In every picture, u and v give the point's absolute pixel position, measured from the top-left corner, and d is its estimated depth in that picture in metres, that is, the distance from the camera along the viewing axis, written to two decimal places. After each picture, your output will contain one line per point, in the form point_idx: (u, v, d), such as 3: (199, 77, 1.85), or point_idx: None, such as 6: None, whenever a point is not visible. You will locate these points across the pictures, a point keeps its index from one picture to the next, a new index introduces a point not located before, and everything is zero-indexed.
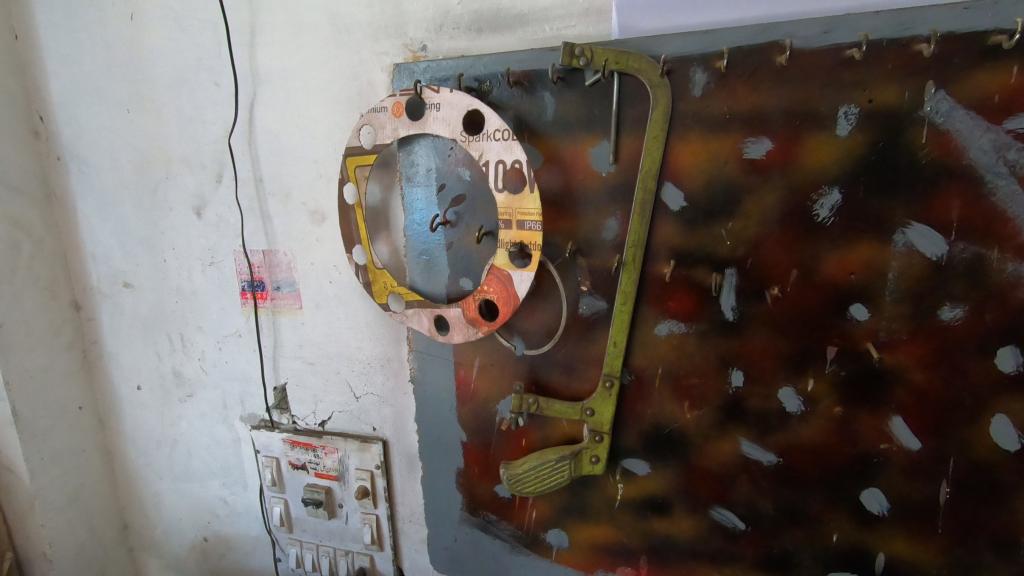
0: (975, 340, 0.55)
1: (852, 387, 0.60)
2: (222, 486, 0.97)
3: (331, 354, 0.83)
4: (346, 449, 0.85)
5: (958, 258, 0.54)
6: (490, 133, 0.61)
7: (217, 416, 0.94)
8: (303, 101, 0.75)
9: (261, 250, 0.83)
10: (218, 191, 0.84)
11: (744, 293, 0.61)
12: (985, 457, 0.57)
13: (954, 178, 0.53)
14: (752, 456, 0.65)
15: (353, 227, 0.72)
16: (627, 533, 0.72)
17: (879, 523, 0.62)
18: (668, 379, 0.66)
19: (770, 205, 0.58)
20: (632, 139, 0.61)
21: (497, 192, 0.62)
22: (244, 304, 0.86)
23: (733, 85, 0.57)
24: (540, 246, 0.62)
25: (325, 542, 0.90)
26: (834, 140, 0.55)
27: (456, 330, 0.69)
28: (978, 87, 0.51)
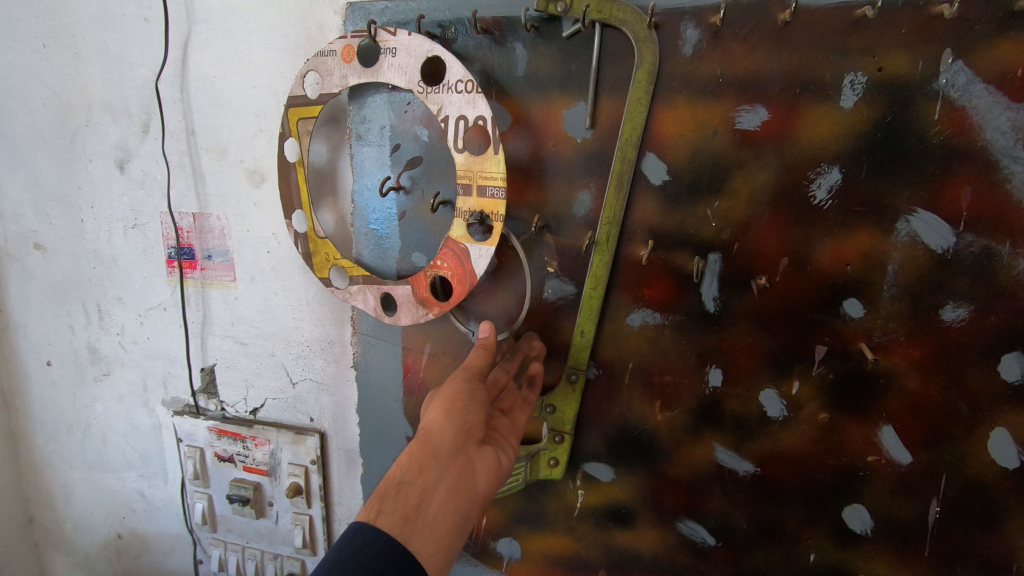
0: (978, 345, 0.50)
1: (840, 392, 0.54)
2: (140, 477, 0.87)
3: (266, 334, 0.74)
4: (279, 441, 0.76)
5: (965, 252, 0.48)
6: (452, 84, 0.53)
7: (136, 400, 0.84)
8: (242, 43, 0.66)
9: (191, 213, 0.73)
10: (144, 144, 0.74)
11: (728, 282, 0.54)
12: (980, 474, 0.52)
13: (966, 161, 0.47)
14: (726, 465, 0.58)
15: (293, 189, 0.63)
16: (584, 545, 0.65)
17: (861, 543, 0.56)
18: (638, 376, 0.59)
19: (762, 184, 0.52)
20: (611, 102, 0.54)
21: (457, 152, 0.54)
22: (170, 274, 0.77)
23: (728, 45, 0.50)
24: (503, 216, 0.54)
25: (252, 544, 0.81)
26: (837, 113, 0.49)
27: (404, 310, 0.61)
28: (1001, 59, 0.45)
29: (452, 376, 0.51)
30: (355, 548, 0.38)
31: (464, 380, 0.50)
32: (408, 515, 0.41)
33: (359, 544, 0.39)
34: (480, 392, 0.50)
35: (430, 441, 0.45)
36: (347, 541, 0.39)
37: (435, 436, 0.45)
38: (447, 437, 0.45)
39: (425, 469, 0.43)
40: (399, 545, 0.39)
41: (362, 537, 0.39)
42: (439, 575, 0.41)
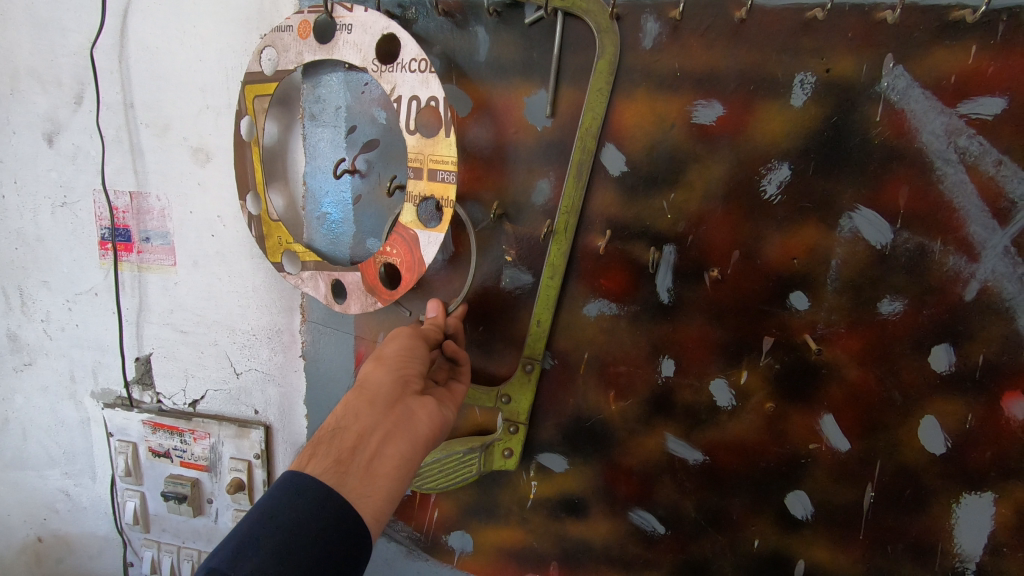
0: (911, 337, 0.52)
1: (786, 382, 0.56)
2: (65, 475, 0.81)
3: (208, 322, 0.70)
4: (220, 435, 0.72)
5: (902, 248, 0.51)
6: (405, 63, 0.52)
7: (62, 391, 0.78)
8: (189, 14, 0.62)
9: (128, 191, 0.69)
10: (77, 116, 0.69)
11: (682, 274, 0.55)
12: (911, 460, 0.54)
13: (903, 161, 0.50)
14: (677, 454, 0.59)
15: (247, 169, 0.60)
16: (537, 536, 0.65)
17: (802, 528, 0.58)
18: (593, 366, 0.59)
19: (716, 178, 0.53)
20: (572, 91, 0.54)
21: (409, 134, 0.53)
22: (103, 257, 0.72)
23: (686, 40, 0.51)
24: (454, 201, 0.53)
25: (189, 544, 0.77)
26: (787, 111, 0.51)
27: (353, 298, 0.58)
28: (937, 66, 0.48)
29: (392, 334, 0.51)
30: (291, 494, 0.39)
31: (405, 338, 0.50)
32: (342, 459, 0.42)
33: (297, 491, 0.39)
34: (419, 347, 0.50)
35: (367, 390, 0.45)
36: (284, 486, 0.40)
37: (371, 385, 0.46)
38: (383, 386, 0.46)
39: (360, 415, 0.44)
40: (335, 490, 0.40)
41: (299, 482, 0.40)
42: (380, 516, 0.42)
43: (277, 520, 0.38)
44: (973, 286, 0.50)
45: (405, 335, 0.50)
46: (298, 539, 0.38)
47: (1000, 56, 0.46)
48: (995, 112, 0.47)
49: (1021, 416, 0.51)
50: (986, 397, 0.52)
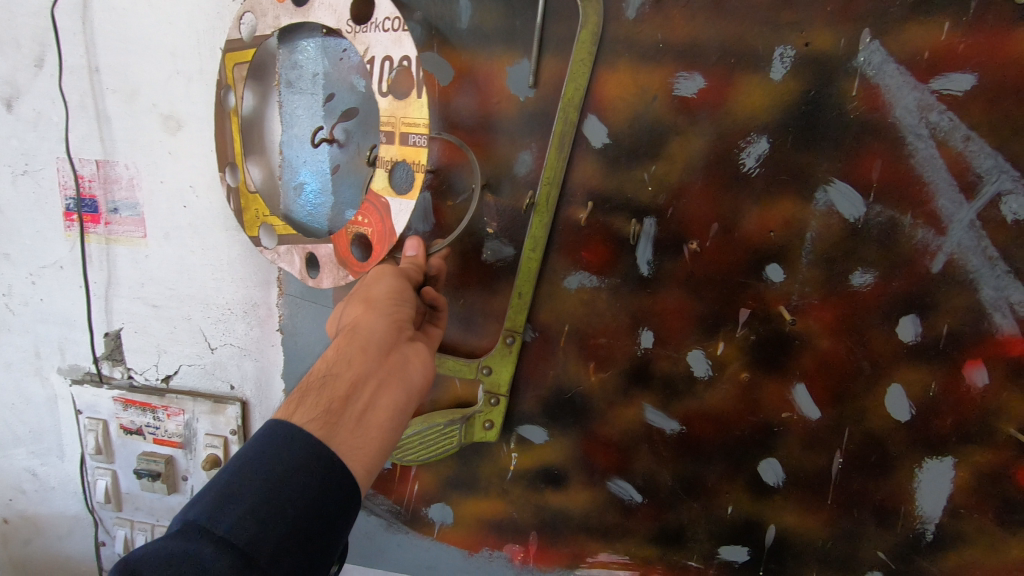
0: (881, 308, 0.54)
1: (761, 352, 0.57)
2: (31, 455, 0.78)
3: (181, 296, 0.68)
4: (195, 411, 0.71)
5: (874, 221, 0.52)
6: (379, 22, 0.50)
7: (26, 368, 0.75)
8: None
9: (95, 160, 0.66)
10: (37, 80, 0.66)
11: (662, 246, 0.56)
12: (878, 426, 0.56)
13: (878, 136, 0.51)
14: (655, 424, 0.60)
15: (226, 139, 0.59)
16: (517, 507, 0.66)
17: (773, 494, 0.60)
18: (574, 338, 0.60)
19: (696, 151, 0.53)
20: (555, 61, 0.54)
21: (381, 96, 0.52)
22: (69, 228, 0.69)
23: (669, 12, 0.51)
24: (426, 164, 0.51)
25: (163, 522, 0.75)
26: (767, 84, 0.51)
27: (325, 272, 0.57)
28: (910, 42, 0.49)
29: (381, 270, 0.50)
30: (277, 446, 0.39)
31: (392, 278, 0.49)
32: (335, 406, 0.42)
33: (283, 442, 0.39)
34: (411, 289, 0.50)
35: (361, 336, 0.46)
36: (268, 437, 0.40)
37: (365, 331, 0.46)
38: (378, 333, 0.46)
39: (353, 362, 0.44)
40: (325, 443, 0.40)
41: (285, 434, 0.40)
42: (373, 462, 0.44)
43: (262, 471, 0.38)
44: (940, 258, 0.52)
45: (394, 274, 0.49)
46: (280, 494, 0.38)
47: (971, 34, 0.48)
48: (965, 89, 0.49)
49: (982, 383, 0.53)
50: (950, 365, 0.54)
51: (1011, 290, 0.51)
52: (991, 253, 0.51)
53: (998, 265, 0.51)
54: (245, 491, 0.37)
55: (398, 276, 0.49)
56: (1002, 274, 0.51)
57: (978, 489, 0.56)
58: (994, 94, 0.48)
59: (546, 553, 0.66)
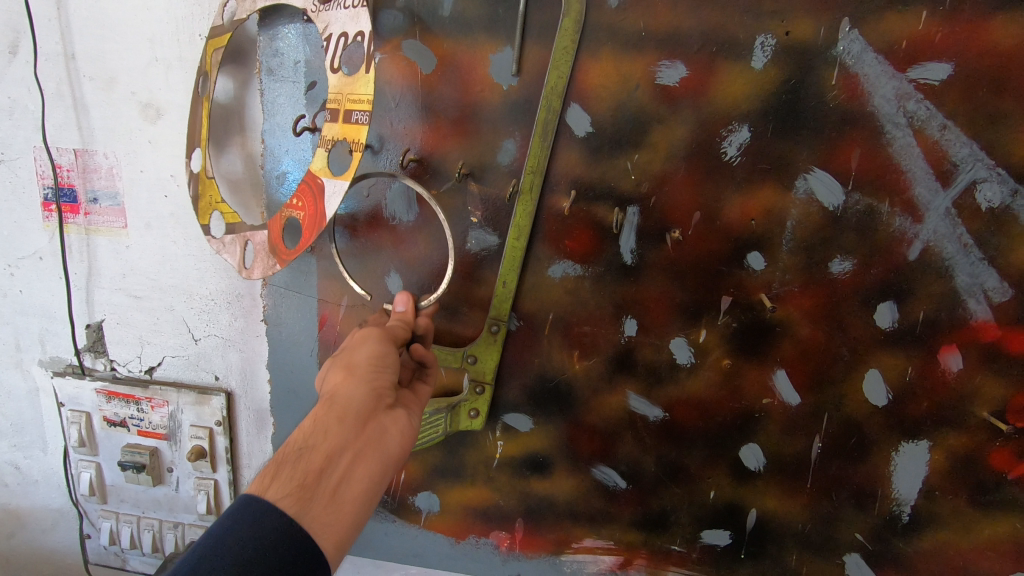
0: (859, 295, 0.55)
1: (742, 340, 0.58)
2: (13, 448, 0.78)
3: (163, 287, 0.68)
4: (179, 402, 0.70)
5: (852, 209, 0.53)
6: (342, 0, 0.50)
7: (7, 360, 0.74)
8: None
9: (73, 149, 0.65)
10: (12, 67, 0.64)
11: (645, 235, 0.56)
12: (856, 411, 0.58)
13: (857, 125, 0.51)
14: (638, 411, 0.61)
15: (195, 124, 0.58)
16: (502, 495, 0.66)
17: (754, 479, 0.61)
18: (558, 327, 0.60)
19: (678, 139, 0.54)
20: (538, 49, 0.54)
21: (332, 73, 0.50)
22: (47, 219, 0.68)
23: (652, 0, 0.51)
24: (364, 145, 0.48)
25: (149, 514, 0.75)
26: (748, 73, 0.52)
27: (257, 262, 0.55)
28: (889, 31, 0.49)
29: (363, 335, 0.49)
30: (251, 523, 0.37)
31: (375, 342, 0.48)
32: (307, 483, 0.40)
33: (256, 516, 0.38)
34: (394, 351, 0.49)
35: (338, 404, 0.44)
36: (239, 514, 0.38)
37: (343, 398, 0.45)
38: (357, 400, 0.45)
39: (329, 433, 0.42)
40: (297, 519, 0.38)
41: (257, 508, 0.38)
42: (346, 545, 0.40)
43: (233, 552, 0.36)
44: (916, 246, 0.53)
45: (376, 338, 0.49)
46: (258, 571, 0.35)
47: (948, 23, 0.48)
48: (942, 78, 0.49)
49: (956, 367, 0.55)
50: (926, 351, 0.55)
51: (984, 276, 0.53)
52: (965, 240, 0.52)
53: (972, 252, 0.52)
54: (214, 571, 0.35)
55: (381, 340, 0.49)
56: (976, 260, 0.52)
57: (952, 471, 0.57)
58: (969, 83, 0.49)
59: (532, 539, 0.67)
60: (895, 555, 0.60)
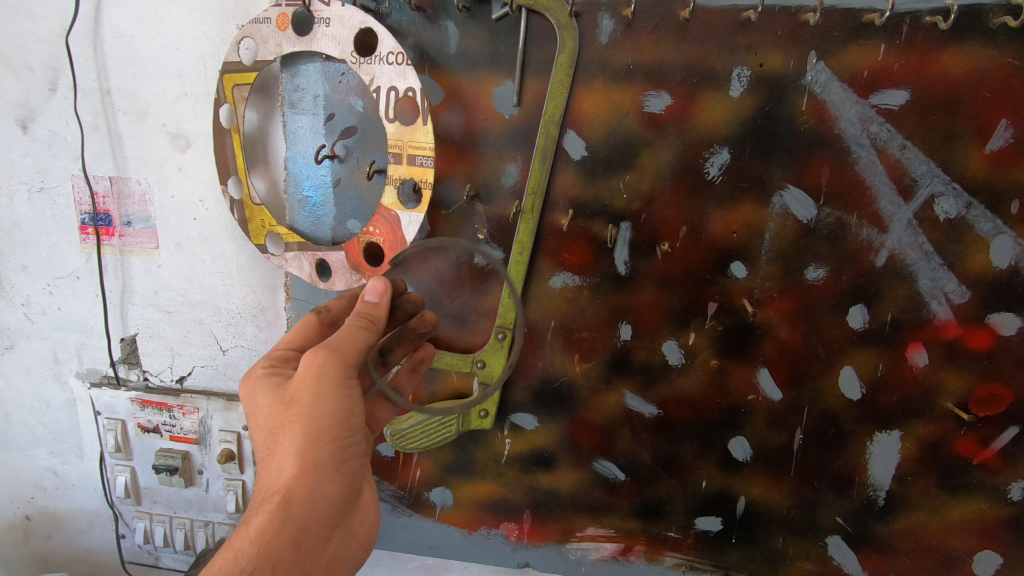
0: (833, 299, 0.60)
1: (728, 341, 0.63)
2: (51, 454, 0.83)
3: (193, 302, 0.73)
4: (209, 409, 0.76)
5: (824, 222, 0.59)
6: (383, 56, 0.58)
7: (45, 373, 0.80)
8: (163, 2, 0.64)
9: (108, 177, 0.71)
10: (51, 102, 0.70)
11: (637, 248, 0.62)
12: (833, 405, 0.63)
13: (825, 146, 0.57)
14: (634, 409, 0.67)
15: (227, 154, 0.64)
16: (511, 488, 0.72)
17: (742, 469, 0.67)
18: (559, 333, 0.66)
19: (665, 161, 0.59)
20: (536, 82, 0.59)
21: (388, 121, 0.60)
22: (84, 241, 0.73)
23: (638, 36, 0.57)
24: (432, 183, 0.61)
25: (180, 514, 0.81)
26: (727, 101, 0.57)
27: (339, 276, 0.65)
28: (852, 62, 0.55)
29: (321, 392, 0.50)
30: None
31: (335, 408, 0.50)
32: None
33: None
34: (356, 417, 0.51)
35: (303, 512, 0.48)
36: None
37: (309, 505, 0.49)
38: (324, 498, 0.50)
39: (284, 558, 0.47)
40: None
41: None
42: None
43: None
44: (883, 254, 0.58)
45: (336, 395, 0.50)
46: None
47: (904, 54, 0.54)
48: (900, 103, 0.55)
49: (922, 363, 0.60)
50: (894, 349, 0.60)
51: (944, 280, 0.58)
52: (927, 248, 0.58)
53: (933, 258, 0.58)
54: None
55: (339, 396, 0.50)
56: (937, 266, 0.58)
57: (921, 458, 0.63)
58: (924, 108, 0.55)
59: (538, 529, 0.73)
60: (872, 536, 0.66)
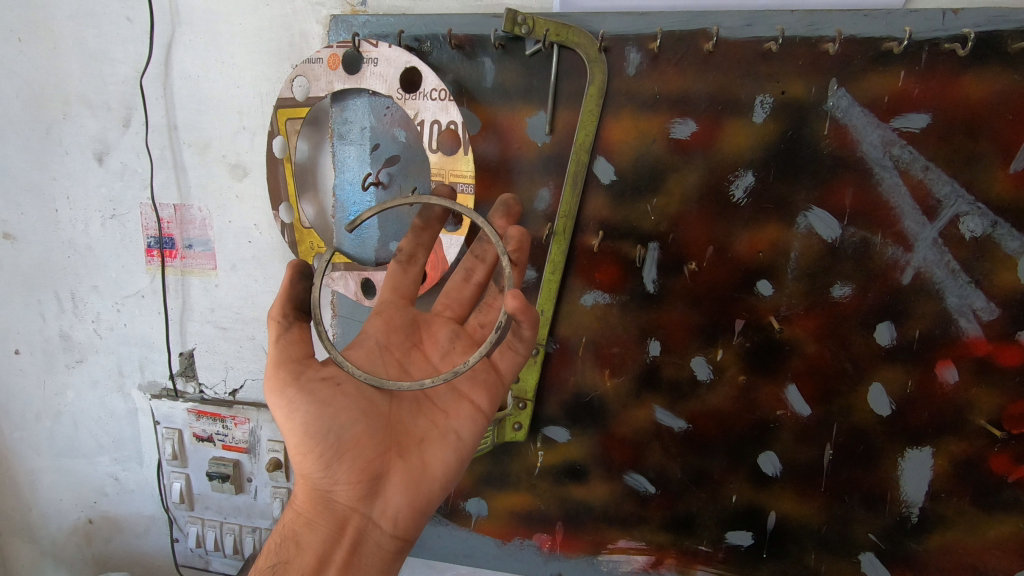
0: (860, 316, 0.62)
1: (756, 357, 0.65)
2: (114, 461, 0.90)
3: (246, 319, 0.79)
4: (259, 420, 0.81)
5: (849, 241, 0.60)
6: (427, 92, 0.63)
7: (111, 385, 0.86)
8: (227, 46, 0.70)
9: (172, 204, 0.77)
10: (124, 137, 0.77)
11: (665, 267, 0.64)
12: (863, 420, 0.64)
13: (848, 169, 0.59)
14: (664, 423, 0.68)
15: (280, 182, 0.69)
16: (544, 500, 0.74)
17: (772, 484, 0.68)
18: (590, 348, 0.68)
19: (692, 185, 0.62)
20: (568, 113, 0.63)
21: (432, 152, 0.65)
22: (149, 262, 0.80)
23: (664, 67, 0.60)
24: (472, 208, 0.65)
25: (230, 520, 0.86)
26: (751, 126, 0.60)
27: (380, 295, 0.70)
28: (872, 89, 0.57)
29: (275, 409, 0.57)
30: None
31: (289, 419, 0.56)
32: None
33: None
34: (316, 422, 0.55)
35: (315, 502, 0.58)
36: None
37: (317, 495, 0.58)
38: (325, 491, 0.58)
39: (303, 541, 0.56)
40: None
41: None
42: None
43: None
44: (908, 272, 0.60)
45: (282, 410, 0.56)
46: None
47: (924, 80, 0.56)
48: (921, 126, 0.57)
49: (952, 380, 0.61)
50: (924, 366, 0.61)
51: (972, 298, 0.59)
52: (953, 266, 0.59)
53: (960, 276, 0.59)
54: None
55: (287, 409, 0.55)
56: (964, 284, 0.59)
57: (955, 476, 0.63)
58: (946, 130, 0.56)
59: (571, 541, 0.75)
60: (906, 553, 0.66)
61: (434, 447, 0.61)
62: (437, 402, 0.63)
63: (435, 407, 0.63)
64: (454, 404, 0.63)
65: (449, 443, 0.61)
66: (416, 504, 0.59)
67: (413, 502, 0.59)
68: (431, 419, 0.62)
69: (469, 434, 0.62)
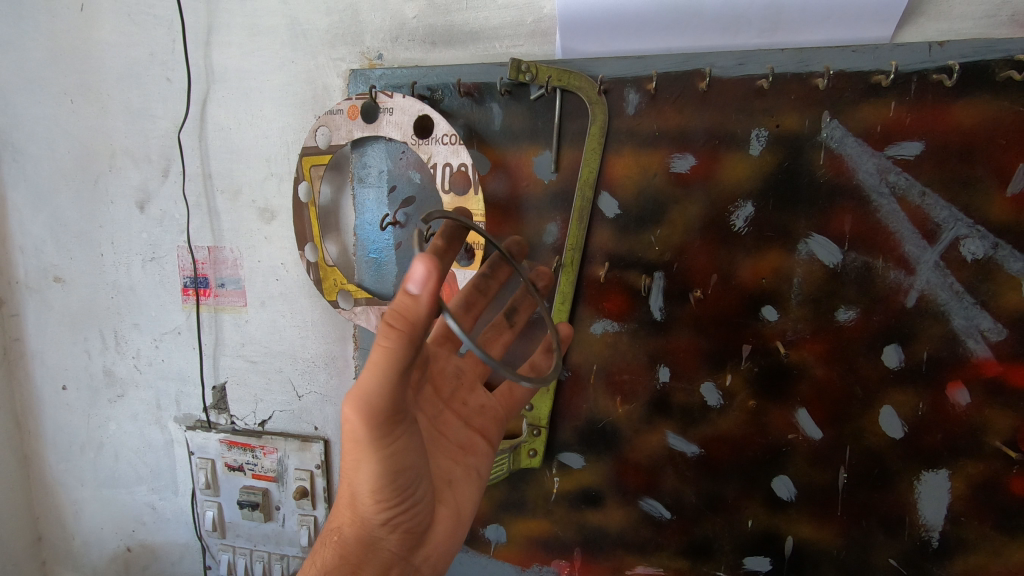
0: (866, 339, 0.63)
1: (765, 381, 0.66)
2: (151, 491, 0.94)
3: (274, 352, 0.83)
4: (286, 449, 0.84)
5: (850, 266, 0.62)
6: (438, 137, 0.67)
7: (149, 417, 0.91)
8: (256, 100, 0.76)
9: (206, 246, 0.82)
10: (164, 186, 0.83)
11: (671, 295, 0.67)
12: (875, 443, 0.64)
13: (846, 196, 0.61)
14: (677, 448, 0.70)
15: (305, 224, 0.74)
16: (561, 526, 0.75)
17: (787, 509, 0.68)
18: (601, 376, 0.70)
19: (693, 215, 0.64)
20: (572, 151, 0.66)
21: (444, 192, 0.69)
22: (186, 301, 0.85)
23: (662, 107, 0.63)
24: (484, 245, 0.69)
25: (259, 547, 0.89)
26: (748, 158, 0.62)
27: None
28: (864, 119, 0.59)
29: (364, 454, 0.48)
30: None
31: (389, 465, 0.49)
32: None
33: None
34: (407, 472, 0.51)
35: (363, 551, 0.52)
36: None
37: (367, 542, 0.52)
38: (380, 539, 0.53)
39: None
40: None
41: None
42: None
43: None
44: (912, 294, 0.61)
45: (378, 457, 0.48)
46: None
47: (915, 109, 0.58)
48: (915, 153, 0.58)
49: (965, 401, 0.61)
50: (935, 388, 0.62)
51: (979, 319, 0.60)
52: (957, 288, 0.59)
53: (964, 298, 0.59)
54: None
55: (386, 456, 0.48)
56: (969, 305, 0.60)
57: (974, 499, 0.62)
58: (940, 156, 0.58)
59: (589, 566, 0.76)
60: None
61: (466, 487, 0.61)
62: (452, 437, 0.62)
63: (452, 443, 0.62)
64: (471, 440, 0.64)
65: (475, 480, 0.62)
66: (453, 546, 0.59)
67: (452, 543, 0.59)
68: (453, 457, 0.61)
69: (487, 467, 0.64)
